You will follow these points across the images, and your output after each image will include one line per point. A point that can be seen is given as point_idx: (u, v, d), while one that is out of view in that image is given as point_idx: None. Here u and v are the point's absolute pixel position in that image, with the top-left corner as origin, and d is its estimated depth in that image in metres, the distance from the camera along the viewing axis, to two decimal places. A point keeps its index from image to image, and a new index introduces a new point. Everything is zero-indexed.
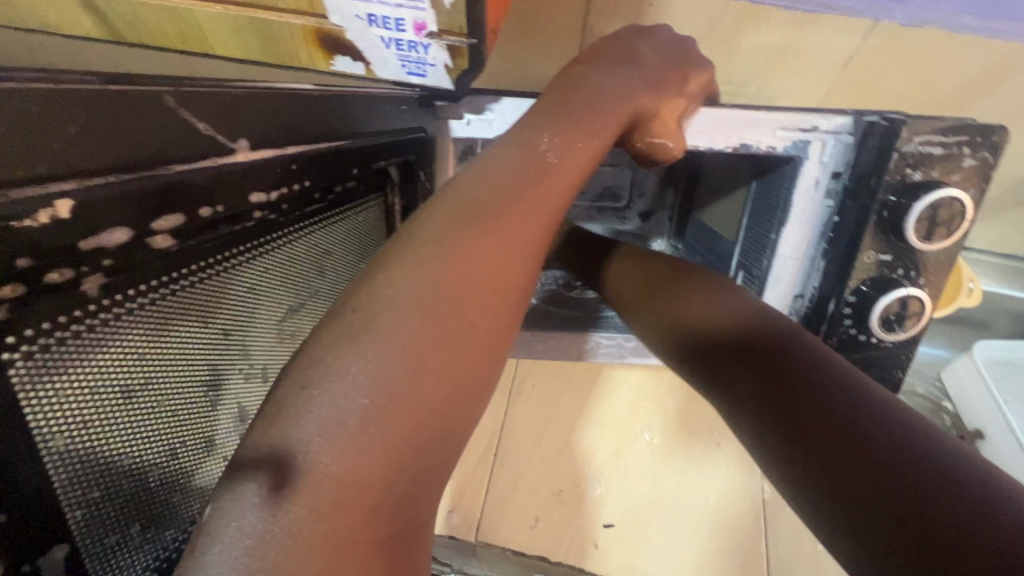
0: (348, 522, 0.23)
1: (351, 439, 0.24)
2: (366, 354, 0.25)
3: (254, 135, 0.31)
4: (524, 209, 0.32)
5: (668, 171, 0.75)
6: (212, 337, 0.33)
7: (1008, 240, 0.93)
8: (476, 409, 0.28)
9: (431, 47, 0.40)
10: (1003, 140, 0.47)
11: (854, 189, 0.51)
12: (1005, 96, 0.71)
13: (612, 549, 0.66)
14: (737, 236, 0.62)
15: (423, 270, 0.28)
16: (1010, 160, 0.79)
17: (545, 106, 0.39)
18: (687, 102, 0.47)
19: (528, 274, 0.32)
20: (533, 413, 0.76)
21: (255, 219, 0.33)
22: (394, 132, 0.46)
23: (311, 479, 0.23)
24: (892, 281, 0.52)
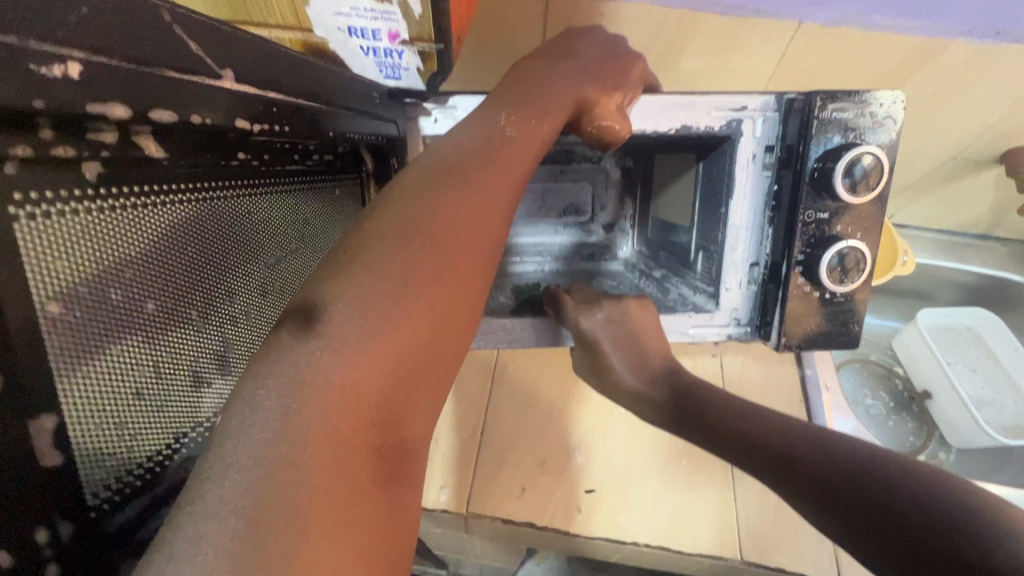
0: (347, 425, 0.28)
1: (350, 347, 0.29)
2: (357, 285, 0.31)
3: (238, 68, 0.31)
4: (489, 174, 0.38)
5: (626, 177, 0.83)
6: (196, 266, 0.34)
7: (940, 216, 1.02)
8: (453, 343, 0.34)
9: (405, 53, 0.46)
10: (902, 102, 0.54)
11: (785, 158, 0.57)
12: (922, 84, 0.79)
13: (594, 512, 0.71)
14: (691, 222, 0.68)
15: (402, 221, 0.33)
16: (934, 142, 0.88)
17: (503, 93, 0.46)
18: (627, 91, 0.54)
19: (496, 231, 0.38)
20: (517, 392, 0.81)
21: (238, 161, 0.35)
22: (372, 114, 0.47)
23: (316, 389, 0.28)
24: (831, 238, 0.57)
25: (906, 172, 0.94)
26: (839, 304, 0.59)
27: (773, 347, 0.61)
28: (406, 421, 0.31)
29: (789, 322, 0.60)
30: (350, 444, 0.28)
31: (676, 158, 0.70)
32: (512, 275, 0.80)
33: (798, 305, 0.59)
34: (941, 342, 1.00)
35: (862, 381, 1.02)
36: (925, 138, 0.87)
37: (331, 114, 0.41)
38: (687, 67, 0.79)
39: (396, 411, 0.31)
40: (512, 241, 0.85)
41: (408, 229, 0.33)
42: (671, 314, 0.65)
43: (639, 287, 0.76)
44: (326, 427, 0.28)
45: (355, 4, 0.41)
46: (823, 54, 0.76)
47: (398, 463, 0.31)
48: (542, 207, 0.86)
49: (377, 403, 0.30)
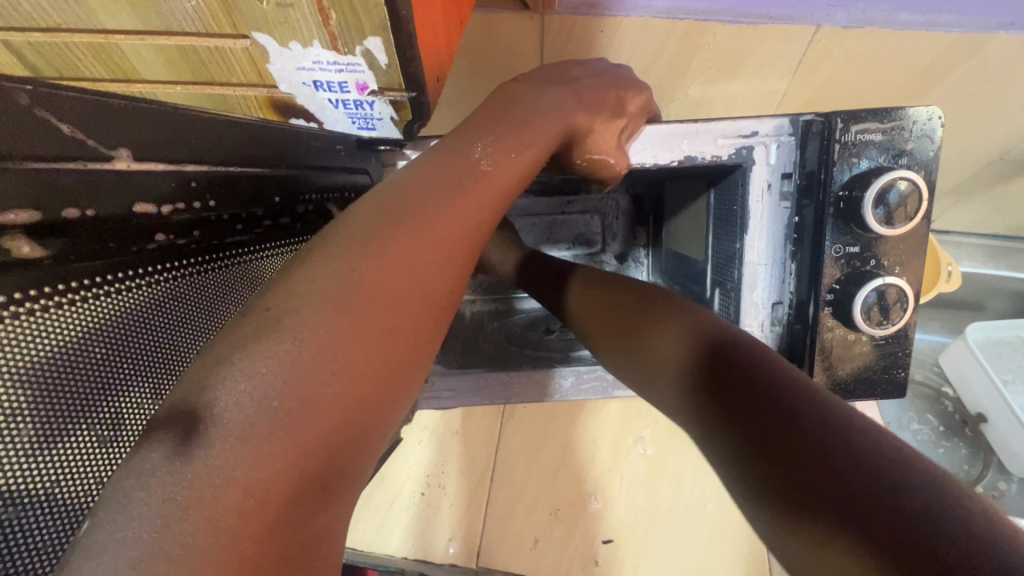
0: (249, 528, 0.23)
1: (263, 429, 0.24)
2: (275, 352, 0.25)
3: (138, 145, 0.28)
4: (446, 218, 0.34)
5: (636, 204, 0.79)
6: (102, 356, 0.28)
7: (988, 220, 0.93)
8: (382, 418, 0.29)
9: (376, 104, 0.43)
10: (942, 118, 0.48)
11: (806, 187, 0.51)
12: (960, 82, 0.71)
13: (612, 564, 0.68)
14: (705, 253, 0.62)
15: (339, 270, 0.29)
16: (979, 143, 0.79)
17: (477, 123, 0.41)
18: (628, 121, 0.50)
19: (446, 281, 0.33)
20: (525, 435, 0.75)
21: (158, 243, 0.30)
22: (331, 171, 0.44)
23: (217, 479, 0.23)
24: (865, 274, 0.50)
25: (947, 175, 0.86)
26: (881, 345, 0.52)
27: None
28: (327, 502, 0.27)
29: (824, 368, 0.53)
30: (249, 540, 0.23)
31: (685, 186, 0.65)
32: (519, 316, 0.76)
33: (835, 348, 0.53)
34: (994, 358, 0.91)
35: (906, 404, 0.93)
36: (968, 139, 0.79)
37: (273, 177, 0.38)
38: (696, 83, 0.74)
39: (318, 489, 0.26)
40: (516, 277, 0.79)
41: (347, 284, 0.28)
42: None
43: None
44: (217, 523, 0.23)
45: (317, 58, 0.39)
46: (846, 57, 0.70)
47: (313, 549, 0.26)
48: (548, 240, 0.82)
49: (296, 492, 0.25)
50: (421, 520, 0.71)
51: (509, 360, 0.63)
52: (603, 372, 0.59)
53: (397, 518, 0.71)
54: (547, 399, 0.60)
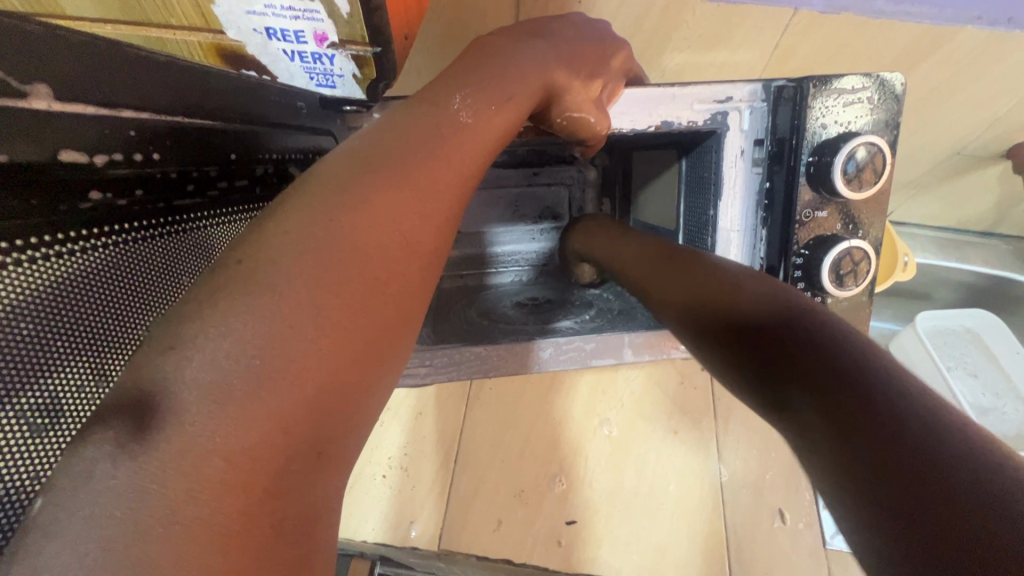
0: (232, 511, 0.19)
1: (239, 390, 0.20)
2: (250, 310, 0.21)
3: (61, 82, 0.22)
4: (439, 167, 0.28)
5: (605, 174, 0.77)
6: (26, 337, 0.22)
7: (941, 213, 0.97)
8: (379, 389, 0.24)
9: (336, 58, 0.39)
10: (901, 86, 0.48)
11: (776, 154, 0.50)
12: (927, 74, 0.72)
13: (576, 544, 0.67)
14: (676, 224, 0.61)
15: (315, 215, 0.24)
16: (938, 137, 0.82)
17: (461, 68, 0.36)
18: (612, 78, 0.46)
19: (443, 237, 0.28)
20: (492, 416, 0.74)
21: (93, 202, 0.24)
22: (290, 128, 0.37)
23: (185, 453, 0.19)
24: (832, 237, 0.50)
25: (908, 167, 0.88)
26: (843, 308, 0.53)
27: None
28: (326, 472, 0.22)
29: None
30: (235, 513, 0.19)
31: (655, 155, 0.63)
32: (489, 291, 0.74)
33: None
34: (940, 346, 0.94)
35: None
36: (928, 133, 0.81)
37: (228, 130, 0.32)
38: (674, 61, 0.72)
39: (307, 467, 0.21)
40: (490, 252, 0.78)
41: (327, 231, 0.23)
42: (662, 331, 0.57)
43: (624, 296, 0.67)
44: (196, 498, 0.19)
45: (269, 2, 0.35)
46: (822, 42, 0.69)
47: (311, 523, 0.22)
48: (516, 214, 0.80)
49: (285, 460, 0.21)
50: (382, 503, 0.68)
51: (485, 332, 0.59)
52: (582, 341, 0.57)
53: (357, 502, 0.68)
54: (527, 372, 0.57)
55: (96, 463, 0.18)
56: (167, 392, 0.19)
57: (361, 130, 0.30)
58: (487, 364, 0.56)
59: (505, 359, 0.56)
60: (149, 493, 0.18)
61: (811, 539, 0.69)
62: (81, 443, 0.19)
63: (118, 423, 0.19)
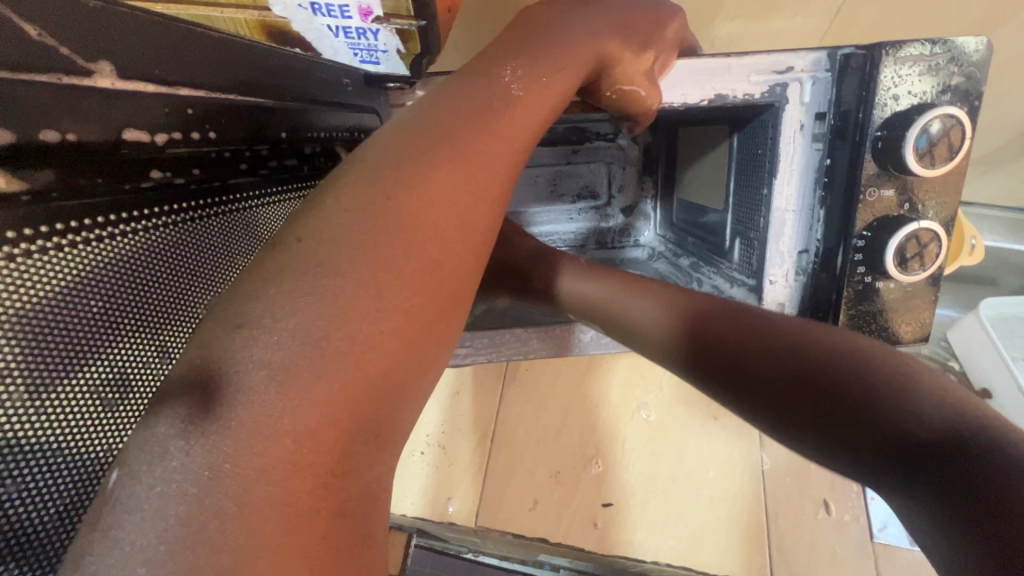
0: (298, 490, 0.19)
1: (301, 370, 0.20)
2: (310, 291, 0.21)
3: (121, 60, 0.22)
4: (492, 143, 0.27)
5: (647, 153, 0.75)
6: (91, 316, 0.22)
7: (1013, 192, 0.89)
8: (433, 371, 0.24)
9: (380, 33, 0.39)
10: (988, 51, 0.44)
11: (841, 129, 0.47)
12: (1008, 38, 0.66)
13: (612, 526, 0.67)
14: (726, 204, 0.58)
15: (367, 194, 0.23)
16: (1015, 108, 0.75)
17: (510, 38, 0.34)
18: (665, 49, 0.43)
19: (494, 217, 0.27)
20: (529, 397, 0.74)
21: (155, 181, 0.24)
22: (336, 104, 0.37)
23: (251, 433, 0.19)
24: (899, 218, 0.47)
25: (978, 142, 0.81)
26: (907, 293, 0.50)
27: None
28: (382, 454, 0.22)
29: (849, 316, 0.50)
30: (301, 493, 0.19)
31: (704, 131, 0.60)
32: None
33: (866, 299, 0.50)
34: (1004, 334, 0.88)
35: None
36: (1003, 105, 0.75)
37: (278, 109, 0.31)
38: (724, 31, 0.68)
39: (366, 447, 0.21)
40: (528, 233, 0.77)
41: (382, 211, 0.23)
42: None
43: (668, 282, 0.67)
44: (263, 477, 0.19)
45: None
46: (890, 5, 0.64)
47: (369, 504, 0.22)
48: (553, 193, 0.77)
49: (347, 440, 0.20)
50: (422, 477, 0.70)
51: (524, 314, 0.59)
52: None
53: (397, 476, 0.70)
54: (567, 353, 0.56)
55: (164, 441, 0.19)
56: (231, 372, 0.19)
57: (410, 104, 0.29)
58: (523, 342, 0.55)
59: (544, 341, 0.55)
60: (218, 473, 0.18)
61: (858, 531, 0.67)
62: (151, 420, 0.19)
63: (184, 401, 0.19)
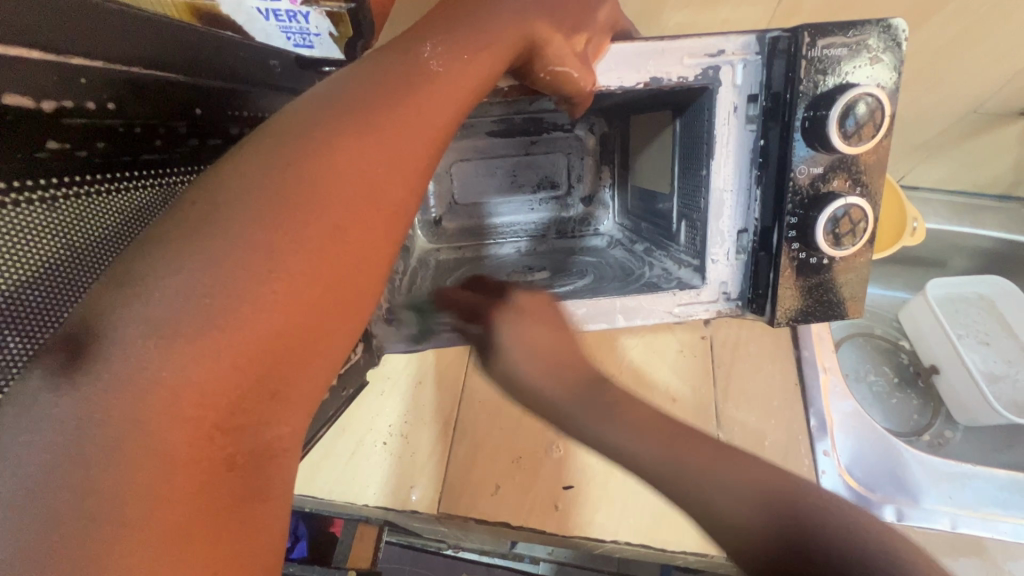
0: (182, 443, 0.20)
1: (188, 327, 0.20)
2: (201, 251, 0.21)
3: (3, 23, 0.20)
4: (405, 116, 0.28)
5: (603, 141, 0.76)
6: None
7: (956, 177, 0.93)
8: (342, 335, 0.24)
9: (311, 15, 0.38)
10: (904, 34, 0.46)
11: (771, 110, 0.49)
12: (940, 28, 0.69)
13: (572, 510, 0.68)
14: (672, 187, 0.60)
15: (269, 161, 0.23)
16: (952, 94, 0.78)
17: (435, 17, 0.35)
18: (596, 31, 0.45)
19: (410, 186, 0.28)
20: (490, 385, 0.75)
21: (52, 152, 0.23)
22: (260, 84, 0.37)
23: (132, 388, 0.19)
24: (827, 196, 0.49)
25: (919, 129, 0.85)
26: (840, 268, 0.52)
27: (768, 323, 0.54)
28: (281, 412, 0.23)
29: (789, 292, 0.52)
30: (184, 445, 0.20)
31: (651, 118, 0.62)
32: (486, 261, 0.75)
33: (799, 275, 0.52)
34: (949, 313, 0.92)
35: (863, 356, 0.94)
36: (941, 92, 0.78)
37: (190, 83, 0.31)
38: (672, 21, 0.70)
39: (262, 404, 0.22)
40: (489, 223, 0.79)
41: (282, 177, 0.23)
42: (654, 293, 0.56)
43: (622, 266, 0.68)
44: (144, 429, 0.19)
45: None
46: None
47: (266, 458, 0.22)
48: (513, 184, 0.79)
49: (238, 395, 0.21)
50: (382, 468, 0.70)
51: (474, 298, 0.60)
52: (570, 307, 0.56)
53: (357, 466, 0.70)
54: None
55: (41, 395, 0.19)
56: (111, 327, 0.20)
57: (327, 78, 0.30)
58: None
59: None
60: (93, 424, 0.19)
61: None
62: (29, 375, 0.19)
63: (58, 356, 0.19)
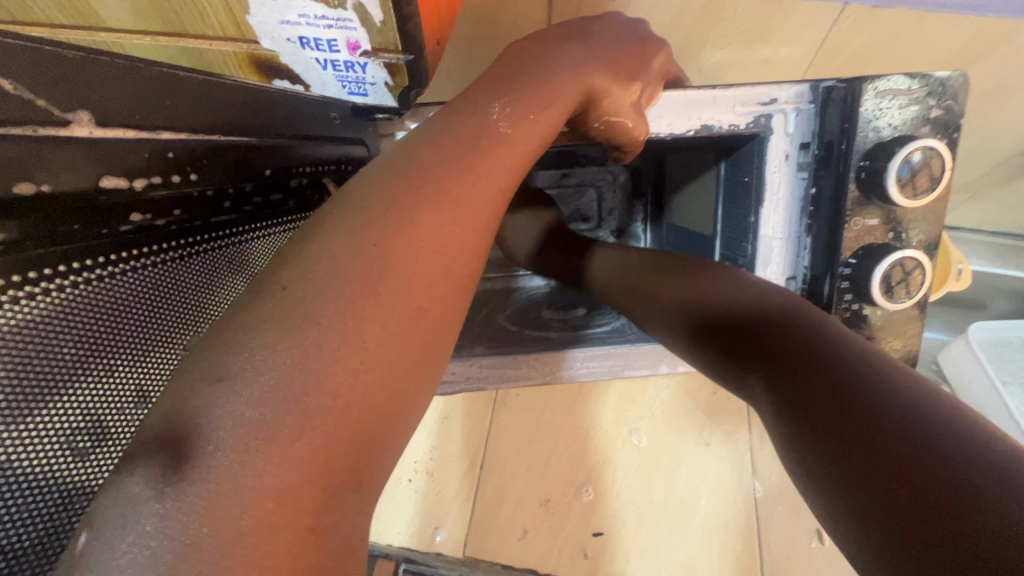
0: (278, 551, 0.19)
1: (285, 425, 0.20)
2: (294, 344, 0.21)
3: (100, 108, 0.22)
4: (477, 183, 0.27)
5: (636, 175, 0.75)
6: (74, 360, 0.23)
7: (1001, 218, 0.90)
8: (414, 414, 0.24)
9: (369, 66, 0.38)
10: (964, 87, 0.45)
11: (824, 158, 0.48)
12: (986, 71, 0.68)
13: (602, 558, 0.66)
14: (715, 228, 0.58)
15: (351, 242, 0.23)
16: (998, 134, 0.76)
17: (496, 74, 0.34)
18: (651, 81, 0.44)
19: (480, 256, 0.27)
20: (519, 424, 0.73)
21: (133, 224, 0.25)
22: (329, 141, 0.38)
23: (232, 495, 0.19)
24: (882, 247, 0.47)
25: (963, 168, 0.82)
26: (896, 321, 0.50)
27: None
28: (363, 501, 0.22)
29: None
30: (281, 552, 0.19)
31: (691, 159, 0.61)
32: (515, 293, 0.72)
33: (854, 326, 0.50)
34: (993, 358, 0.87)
35: None
36: (987, 133, 0.76)
37: (264, 146, 0.32)
38: (713, 59, 0.68)
39: (347, 497, 0.21)
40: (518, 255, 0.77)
41: (366, 260, 0.23)
42: None
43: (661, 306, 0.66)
44: (244, 539, 0.19)
45: (303, 11, 0.34)
46: (872, 37, 0.65)
47: (349, 553, 0.22)
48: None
49: (327, 493, 0.21)
50: (410, 505, 0.69)
51: (513, 337, 0.58)
52: (612, 355, 0.55)
53: (385, 504, 0.68)
54: (556, 381, 0.56)
55: (140, 502, 0.19)
56: (209, 428, 0.20)
57: (396, 143, 0.29)
58: (515, 365, 0.55)
59: (541, 371, 0.55)
60: (197, 538, 0.18)
61: None
62: (126, 478, 0.19)
63: (157, 455, 0.19)
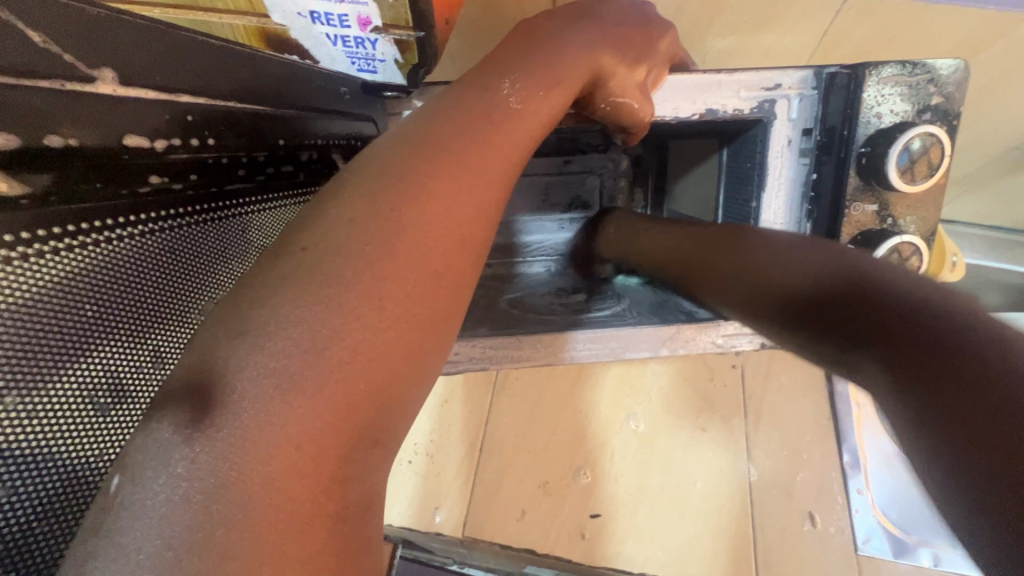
0: (302, 498, 0.20)
1: (307, 379, 0.20)
2: (315, 302, 0.21)
3: (125, 67, 0.23)
4: (489, 155, 0.28)
5: (637, 163, 0.75)
6: (97, 317, 0.23)
7: (995, 211, 0.91)
8: (428, 377, 0.25)
9: (379, 43, 0.38)
10: (965, 74, 0.45)
11: (826, 144, 0.48)
12: (984, 65, 0.69)
13: (599, 538, 0.67)
14: (716, 215, 0.59)
15: (368, 206, 0.24)
16: (994, 128, 0.77)
17: (506, 52, 0.35)
18: (656, 64, 0.44)
19: (492, 226, 0.28)
20: (518, 408, 0.74)
21: (152, 185, 0.25)
22: (338, 115, 0.38)
23: (257, 443, 0.20)
24: (881, 233, 0.47)
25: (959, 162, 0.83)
26: None
27: None
28: (380, 459, 0.23)
29: None
30: (304, 500, 0.20)
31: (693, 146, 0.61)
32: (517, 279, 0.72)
33: None
34: None
35: None
36: (983, 126, 0.77)
37: (276, 115, 0.32)
38: (716, 47, 0.69)
39: (366, 453, 0.22)
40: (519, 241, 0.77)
41: (385, 225, 0.23)
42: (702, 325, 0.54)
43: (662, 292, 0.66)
44: (270, 484, 0.19)
45: None
46: (874, 28, 0.66)
47: (366, 507, 0.22)
48: (545, 204, 0.79)
49: (347, 447, 0.21)
50: (410, 486, 0.70)
51: (515, 320, 0.59)
52: (612, 339, 0.56)
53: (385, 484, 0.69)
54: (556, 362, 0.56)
55: (170, 447, 0.19)
56: (234, 379, 0.20)
57: (410, 116, 0.30)
58: (517, 347, 0.55)
59: (542, 351, 0.55)
60: (225, 482, 0.19)
61: (844, 543, 0.67)
62: (156, 425, 0.20)
63: (185, 403, 0.20)
